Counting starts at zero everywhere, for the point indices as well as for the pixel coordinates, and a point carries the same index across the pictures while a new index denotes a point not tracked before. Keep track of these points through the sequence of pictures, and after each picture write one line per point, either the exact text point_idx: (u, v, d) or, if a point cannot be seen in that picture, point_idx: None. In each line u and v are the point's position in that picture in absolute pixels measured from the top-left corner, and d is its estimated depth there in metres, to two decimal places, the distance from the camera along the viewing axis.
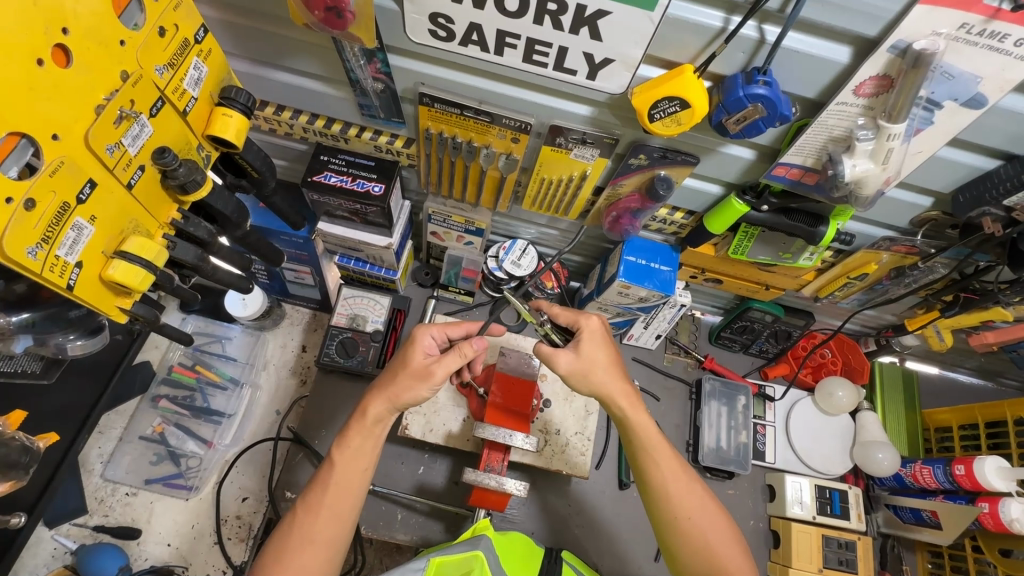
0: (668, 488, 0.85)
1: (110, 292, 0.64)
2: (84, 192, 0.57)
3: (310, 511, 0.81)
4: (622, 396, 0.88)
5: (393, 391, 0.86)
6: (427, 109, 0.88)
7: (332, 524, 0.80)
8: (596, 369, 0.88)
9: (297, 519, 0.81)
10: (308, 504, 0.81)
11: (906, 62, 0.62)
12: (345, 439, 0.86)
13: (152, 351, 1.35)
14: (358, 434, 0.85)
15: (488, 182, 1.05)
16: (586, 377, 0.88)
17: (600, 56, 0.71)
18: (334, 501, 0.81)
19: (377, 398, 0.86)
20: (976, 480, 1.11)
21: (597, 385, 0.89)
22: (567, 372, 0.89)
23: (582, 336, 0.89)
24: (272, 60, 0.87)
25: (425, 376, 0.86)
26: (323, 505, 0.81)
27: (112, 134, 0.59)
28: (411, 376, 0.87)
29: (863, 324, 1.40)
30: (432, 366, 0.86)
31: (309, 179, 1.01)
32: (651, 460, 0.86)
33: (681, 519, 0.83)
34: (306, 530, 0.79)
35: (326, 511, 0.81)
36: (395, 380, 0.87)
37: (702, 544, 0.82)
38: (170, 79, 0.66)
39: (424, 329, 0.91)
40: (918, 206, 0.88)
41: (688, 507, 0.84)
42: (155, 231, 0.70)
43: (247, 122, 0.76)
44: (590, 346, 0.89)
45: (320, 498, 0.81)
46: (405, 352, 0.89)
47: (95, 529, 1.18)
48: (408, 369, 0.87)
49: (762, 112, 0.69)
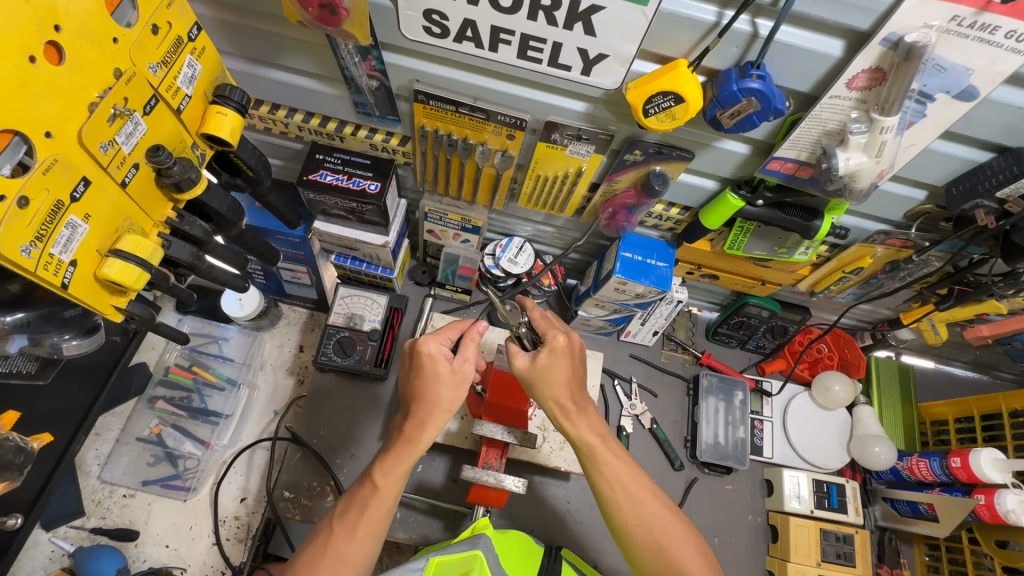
0: (620, 498, 0.84)
1: (105, 290, 0.63)
2: (77, 190, 0.57)
3: (345, 533, 0.80)
4: (567, 409, 0.86)
5: (443, 408, 0.84)
6: (423, 106, 0.88)
7: (366, 544, 0.80)
8: (544, 380, 0.86)
9: (330, 539, 0.81)
10: (344, 525, 0.81)
11: (898, 54, 0.62)
12: (388, 464, 0.83)
13: (148, 353, 1.35)
14: (406, 459, 0.83)
15: (484, 180, 1.05)
16: (533, 387, 0.86)
17: (594, 51, 0.71)
18: (370, 521, 0.81)
19: (424, 422, 0.84)
20: (972, 472, 1.11)
21: (544, 396, 0.87)
22: (521, 376, 0.87)
23: (542, 347, 0.86)
24: (266, 59, 0.87)
25: (462, 380, 0.86)
26: (359, 526, 0.81)
27: (106, 132, 0.58)
28: (449, 387, 0.85)
29: (859, 318, 1.41)
30: (464, 369, 0.86)
31: (305, 178, 1.01)
32: (601, 471, 0.85)
33: (634, 527, 0.82)
34: (341, 551, 0.79)
35: (361, 531, 0.81)
36: (439, 398, 0.84)
37: (664, 553, 0.80)
38: (164, 77, 0.66)
39: (427, 339, 0.85)
40: (912, 199, 0.88)
41: (640, 516, 0.83)
42: (150, 229, 0.69)
43: (242, 120, 0.76)
44: (547, 358, 0.85)
45: (357, 519, 0.81)
46: (428, 367, 0.84)
47: (93, 531, 1.18)
48: (444, 381, 0.84)
49: (757, 106, 0.69)
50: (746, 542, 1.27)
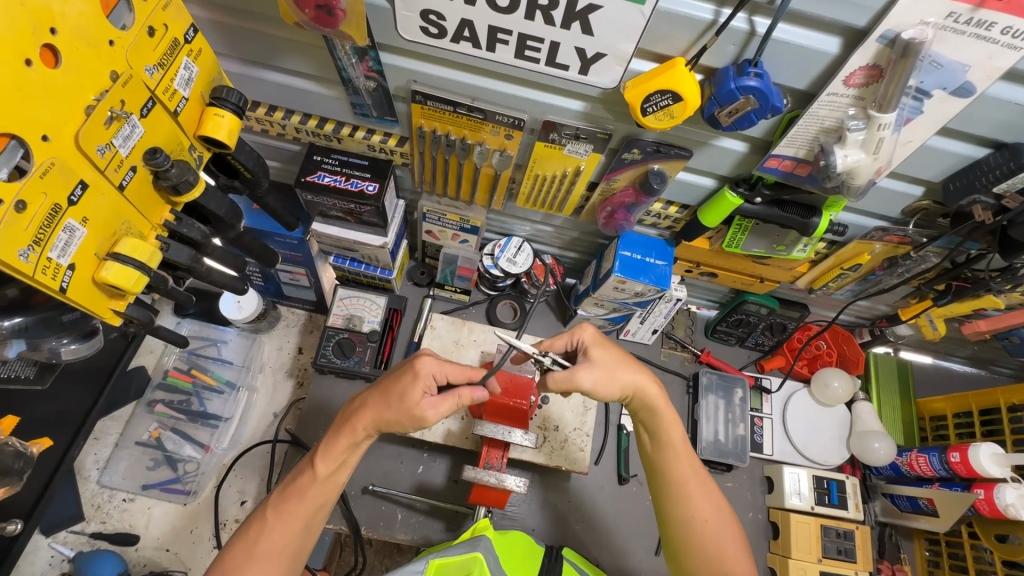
0: (689, 490, 0.89)
1: (103, 294, 0.63)
2: (75, 194, 0.56)
3: (276, 521, 0.84)
4: (654, 395, 0.92)
5: (383, 416, 0.86)
6: (420, 107, 0.88)
7: (293, 537, 0.84)
8: (618, 369, 0.89)
9: (263, 529, 0.83)
10: (277, 512, 0.84)
11: (895, 51, 0.62)
12: (327, 452, 0.87)
13: (147, 357, 1.35)
14: (344, 449, 0.86)
15: (482, 180, 1.06)
16: (611, 382, 0.88)
17: (592, 50, 0.71)
18: (303, 514, 0.84)
19: (366, 416, 0.87)
20: (971, 467, 1.12)
21: (621, 385, 0.90)
22: (592, 385, 0.87)
23: (589, 346, 0.90)
24: (263, 60, 0.87)
25: (421, 420, 0.85)
26: (291, 514, 0.84)
27: (103, 135, 0.58)
28: (407, 413, 0.85)
29: (858, 315, 1.41)
30: (428, 411, 0.85)
31: (302, 179, 1.01)
32: (675, 462, 0.91)
33: (696, 519, 0.87)
34: (270, 540, 0.82)
35: (292, 522, 0.84)
36: (388, 407, 0.86)
37: (715, 545, 0.85)
38: (161, 79, 0.65)
39: (426, 359, 0.89)
40: (910, 195, 0.88)
41: (705, 511, 0.88)
42: (148, 232, 0.69)
43: (239, 121, 0.76)
44: (600, 353, 0.90)
45: (291, 508, 0.84)
46: (401, 380, 0.87)
47: (93, 536, 1.18)
48: (399, 398, 0.86)
49: (754, 104, 0.70)
50: (746, 539, 1.27)
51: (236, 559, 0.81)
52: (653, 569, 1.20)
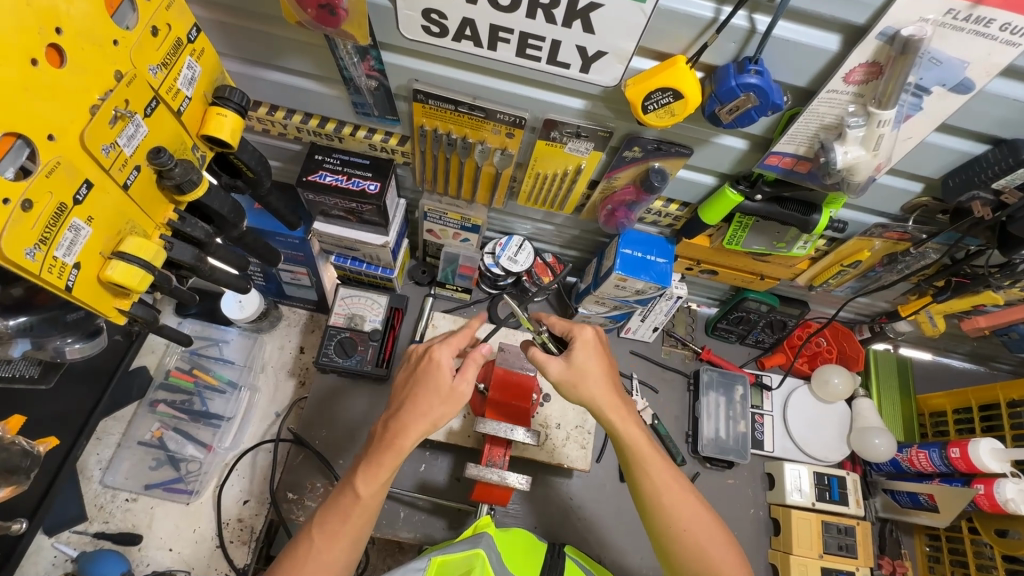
0: (662, 501, 0.85)
1: (109, 293, 0.64)
2: (80, 193, 0.57)
3: (326, 539, 0.80)
4: (612, 407, 0.88)
5: (427, 421, 0.84)
6: (421, 105, 0.88)
7: (347, 551, 0.81)
8: (588, 378, 0.88)
9: (313, 546, 0.80)
10: (325, 531, 0.81)
11: (894, 48, 0.63)
12: (370, 470, 0.83)
13: (148, 357, 1.35)
14: (390, 467, 0.83)
15: (483, 179, 1.06)
16: (578, 387, 0.88)
17: (593, 48, 0.72)
18: (354, 529, 0.82)
19: (411, 431, 0.84)
20: (971, 462, 1.12)
21: (588, 394, 0.89)
22: (558, 379, 0.89)
23: (575, 345, 0.90)
24: (265, 60, 0.87)
25: (459, 398, 0.86)
26: (341, 533, 0.81)
27: (107, 134, 0.58)
28: (444, 402, 0.85)
29: (858, 311, 1.41)
30: (462, 387, 0.87)
31: (304, 178, 1.01)
32: (645, 471, 0.87)
33: (677, 529, 0.84)
34: (323, 559, 0.79)
35: (344, 539, 0.81)
36: (428, 409, 0.85)
37: (700, 552, 0.82)
38: (164, 78, 0.65)
39: (438, 346, 0.88)
40: (909, 191, 0.89)
41: (683, 518, 0.84)
42: (152, 231, 0.69)
43: (242, 121, 0.76)
44: (581, 355, 0.89)
45: (340, 525, 0.81)
46: (427, 377, 0.86)
47: (96, 536, 1.18)
48: (439, 396, 0.85)
49: (755, 101, 0.70)
50: (748, 535, 1.28)
51: None
52: (655, 566, 1.20)
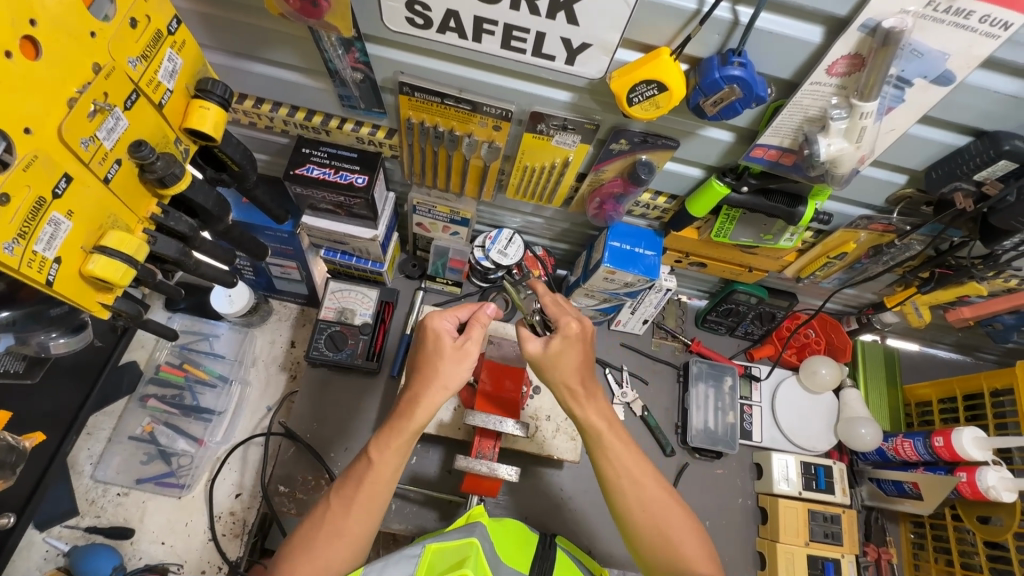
0: (627, 487, 0.86)
1: (91, 288, 0.63)
2: (60, 186, 0.56)
3: (342, 506, 0.82)
4: (580, 393, 0.88)
5: (440, 384, 0.85)
6: (407, 98, 0.88)
7: (364, 518, 0.82)
8: (560, 365, 0.88)
9: (328, 512, 0.82)
10: (341, 499, 0.82)
11: (876, 41, 0.63)
12: (387, 438, 0.84)
13: (138, 351, 1.35)
14: (404, 434, 0.84)
15: (471, 171, 1.06)
16: (553, 371, 0.88)
17: (578, 40, 0.72)
18: (367, 498, 0.82)
19: (427, 395, 0.84)
20: (954, 451, 1.14)
21: (559, 379, 0.89)
22: (537, 363, 0.88)
23: (556, 333, 0.87)
24: (249, 52, 0.87)
25: (465, 356, 0.87)
26: (356, 501, 0.82)
27: (86, 128, 0.58)
28: (451, 363, 0.86)
29: (845, 303, 1.43)
30: (468, 345, 0.87)
31: (291, 172, 1.01)
32: (610, 458, 0.87)
33: (641, 516, 0.85)
34: (337, 525, 0.81)
35: (358, 507, 0.82)
36: (438, 372, 0.86)
37: (665, 540, 0.83)
38: (144, 71, 0.65)
39: (438, 314, 0.89)
40: (893, 183, 0.89)
41: (649, 505, 0.85)
42: (135, 225, 0.69)
43: (225, 114, 0.76)
44: (560, 345, 0.87)
45: (353, 493, 0.82)
46: (430, 342, 0.87)
47: (87, 530, 1.19)
48: (444, 357, 0.86)
49: (739, 93, 0.70)
50: (736, 524, 1.29)
51: (302, 546, 0.80)
52: None
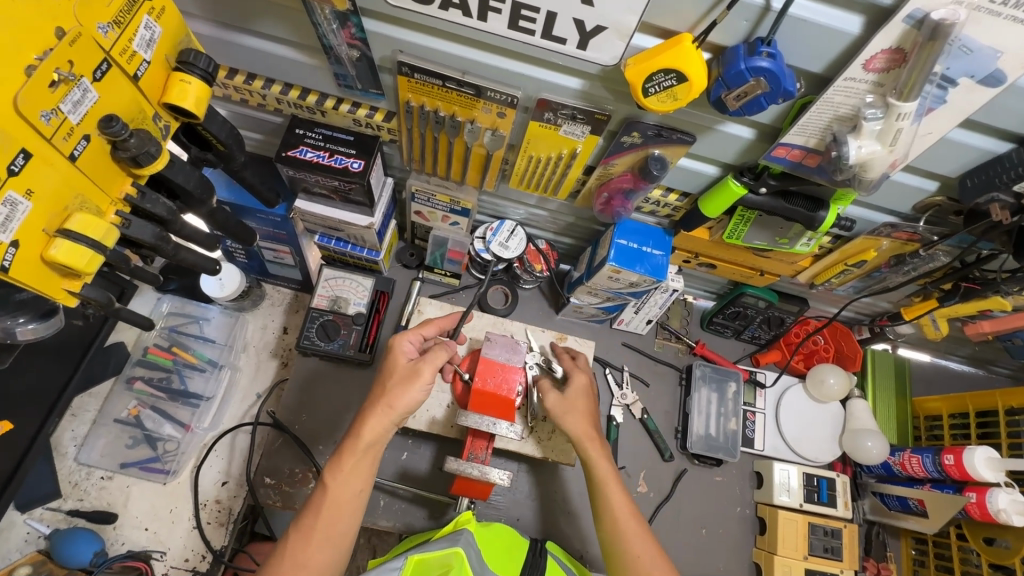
0: (621, 525, 0.89)
1: (55, 274, 0.59)
2: (16, 163, 0.51)
3: (301, 538, 0.78)
4: (589, 439, 0.95)
5: (386, 401, 0.86)
6: (406, 79, 0.82)
7: (326, 549, 0.78)
8: (573, 412, 0.98)
9: (288, 547, 0.78)
10: (299, 530, 0.79)
11: (922, 34, 0.57)
12: (337, 462, 0.83)
13: (126, 332, 1.31)
14: (352, 456, 0.82)
15: (473, 160, 1.00)
16: (563, 415, 0.98)
17: (591, 22, 0.66)
18: (328, 526, 0.79)
19: (372, 416, 0.85)
20: (965, 470, 1.10)
21: (570, 427, 0.97)
22: (551, 408, 0.99)
23: (572, 381, 1.02)
24: (239, 24, 0.81)
25: (415, 376, 0.87)
26: (314, 532, 0.78)
27: (48, 100, 0.53)
28: (400, 380, 0.88)
29: (858, 311, 1.37)
30: (419, 366, 0.88)
31: (283, 154, 0.95)
32: (605, 493, 0.91)
33: (630, 556, 0.86)
34: (297, 559, 0.77)
35: (318, 537, 0.78)
36: (386, 390, 0.87)
37: None
38: (118, 39, 0.59)
39: (400, 337, 0.94)
40: (924, 190, 0.84)
41: (638, 545, 0.87)
42: (107, 208, 0.64)
43: (208, 90, 0.70)
44: (574, 390, 1.01)
45: (314, 522, 0.79)
46: (386, 362, 0.91)
47: (69, 514, 1.16)
48: (395, 375, 0.88)
49: (765, 87, 0.64)
50: (733, 533, 1.26)
51: None
52: None
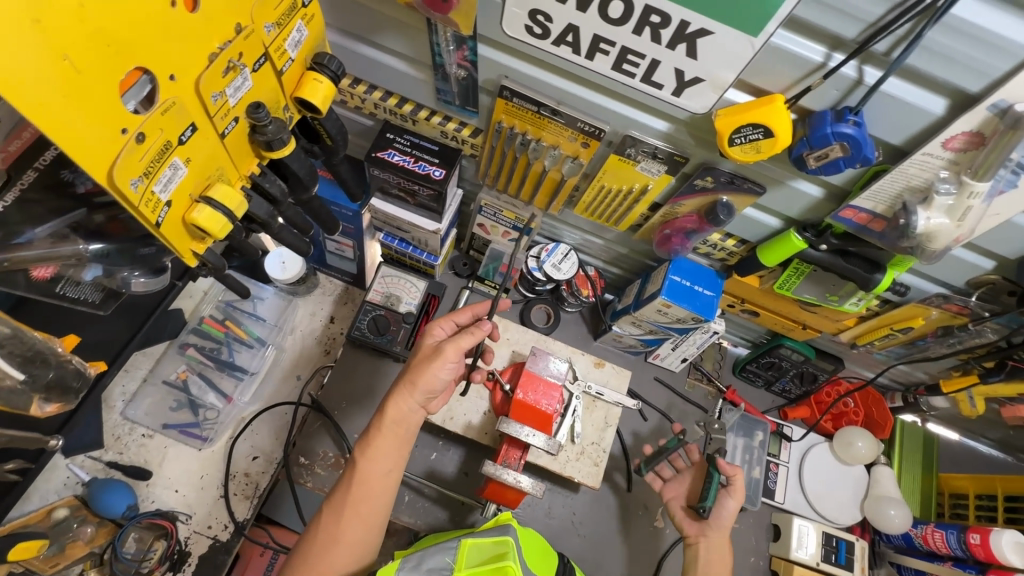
0: None
1: (188, 234, 0.65)
2: (186, 134, 0.58)
3: (333, 513, 0.84)
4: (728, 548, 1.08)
5: (408, 382, 0.91)
6: (505, 102, 0.89)
7: (357, 525, 0.84)
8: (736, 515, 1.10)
9: (321, 522, 0.84)
10: (332, 504, 0.85)
11: (1004, 123, 0.62)
12: (366, 443, 0.89)
13: (186, 300, 1.38)
14: (380, 438, 0.88)
15: (546, 183, 1.06)
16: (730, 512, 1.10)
17: (691, 74, 0.72)
18: (357, 503, 0.84)
19: (398, 399, 0.91)
20: (990, 551, 1.09)
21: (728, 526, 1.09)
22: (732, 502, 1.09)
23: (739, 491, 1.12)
24: (361, 34, 0.89)
25: (437, 355, 0.90)
26: (346, 509, 0.84)
27: (219, 83, 0.60)
28: (423, 360, 0.93)
29: (893, 379, 1.39)
30: (441, 346, 0.91)
31: (373, 154, 1.03)
32: None
33: None
34: (330, 532, 0.83)
35: (349, 513, 0.84)
36: (409, 371, 0.93)
37: None
38: (276, 37, 0.67)
39: (433, 322, 0.99)
40: (979, 267, 0.87)
41: None
42: (235, 182, 0.71)
43: (334, 89, 0.78)
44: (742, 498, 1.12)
45: (344, 499, 0.85)
46: (418, 348, 0.97)
47: (108, 465, 1.21)
48: (420, 357, 0.94)
49: (846, 151, 0.69)
50: None
51: (302, 557, 0.82)
52: None
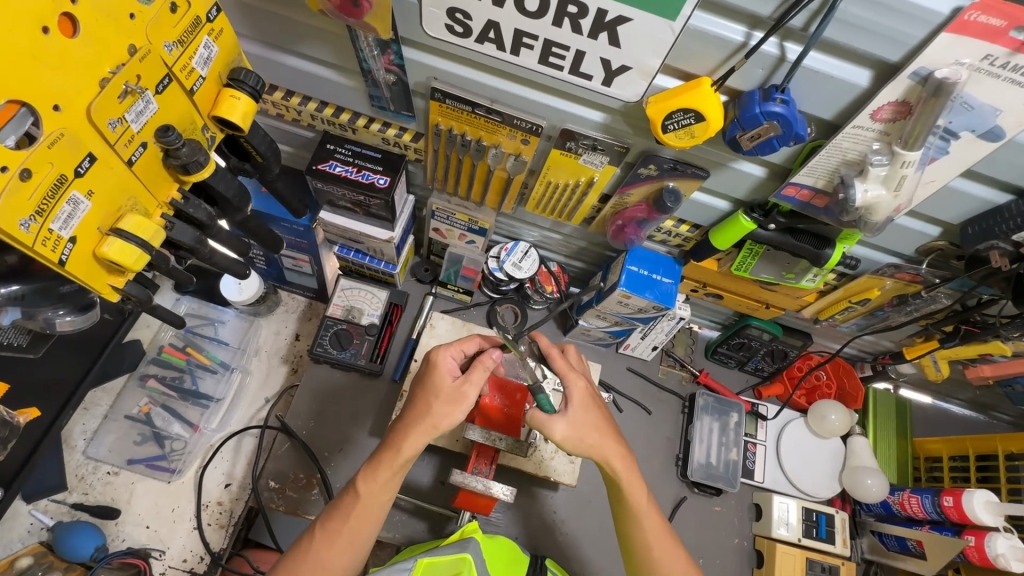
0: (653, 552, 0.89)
1: (103, 270, 0.62)
2: (82, 166, 0.55)
3: (326, 538, 0.82)
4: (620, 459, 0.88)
5: (428, 423, 0.84)
6: (438, 104, 0.87)
7: (349, 552, 0.82)
8: (590, 431, 0.87)
9: (312, 544, 0.82)
10: (325, 530, 0.83)
11: (927, 89, 0.61)
12: (373, 472, 0.84)
13: (143, 330, 1.34)
14: (388, 470, 0.83)
15: (494, 182, 1.04)
16: (581, 440, 0.86)
17: (617, 62, 0.71)
18: (352, 532, 0.82)
19: (413, 434, 0.84)
20: (963, 513, 1.10)
21: (591, 445, 0.87)
22: (562, 437, 0.85)
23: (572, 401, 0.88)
24: (284, 45, 0.86)
25: (461, 398, 0.85)
26: (341, 534, 0.82)
27: (115, 109, 0.57)
28: (446, 403, 0.85)
29: (862, 349, 1.40)
30: (465, 388, 0.86)
31: (314, 167, 1.00)
32: (638, 522, 0.90)
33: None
34: (320, 557, 0.81)
35: (342, 539, 0.82)
36: (430, 410, 0.84)
37: None
38: (179, 56, 0.64)
39: (443, 352, 0.88)
40: (926, 234, 0.87)
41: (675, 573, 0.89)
42: (154, 210, 0.68)
43: (255, 105, 0.75)
44: (579, 412, 0.87)
45: (339, 526, 0.82)
46: (431, 380, 0.86)
47: (73, 507, 1.17)
48: (440, 396, 0.85)
49: (778, 130, 0.68)
50: (731, 565, 1.26)
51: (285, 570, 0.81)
52: None
